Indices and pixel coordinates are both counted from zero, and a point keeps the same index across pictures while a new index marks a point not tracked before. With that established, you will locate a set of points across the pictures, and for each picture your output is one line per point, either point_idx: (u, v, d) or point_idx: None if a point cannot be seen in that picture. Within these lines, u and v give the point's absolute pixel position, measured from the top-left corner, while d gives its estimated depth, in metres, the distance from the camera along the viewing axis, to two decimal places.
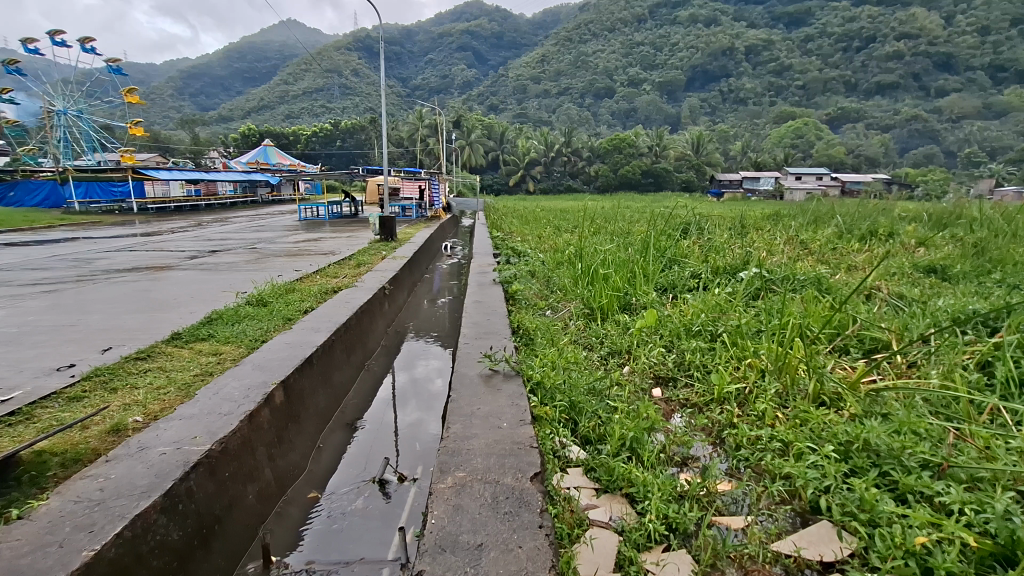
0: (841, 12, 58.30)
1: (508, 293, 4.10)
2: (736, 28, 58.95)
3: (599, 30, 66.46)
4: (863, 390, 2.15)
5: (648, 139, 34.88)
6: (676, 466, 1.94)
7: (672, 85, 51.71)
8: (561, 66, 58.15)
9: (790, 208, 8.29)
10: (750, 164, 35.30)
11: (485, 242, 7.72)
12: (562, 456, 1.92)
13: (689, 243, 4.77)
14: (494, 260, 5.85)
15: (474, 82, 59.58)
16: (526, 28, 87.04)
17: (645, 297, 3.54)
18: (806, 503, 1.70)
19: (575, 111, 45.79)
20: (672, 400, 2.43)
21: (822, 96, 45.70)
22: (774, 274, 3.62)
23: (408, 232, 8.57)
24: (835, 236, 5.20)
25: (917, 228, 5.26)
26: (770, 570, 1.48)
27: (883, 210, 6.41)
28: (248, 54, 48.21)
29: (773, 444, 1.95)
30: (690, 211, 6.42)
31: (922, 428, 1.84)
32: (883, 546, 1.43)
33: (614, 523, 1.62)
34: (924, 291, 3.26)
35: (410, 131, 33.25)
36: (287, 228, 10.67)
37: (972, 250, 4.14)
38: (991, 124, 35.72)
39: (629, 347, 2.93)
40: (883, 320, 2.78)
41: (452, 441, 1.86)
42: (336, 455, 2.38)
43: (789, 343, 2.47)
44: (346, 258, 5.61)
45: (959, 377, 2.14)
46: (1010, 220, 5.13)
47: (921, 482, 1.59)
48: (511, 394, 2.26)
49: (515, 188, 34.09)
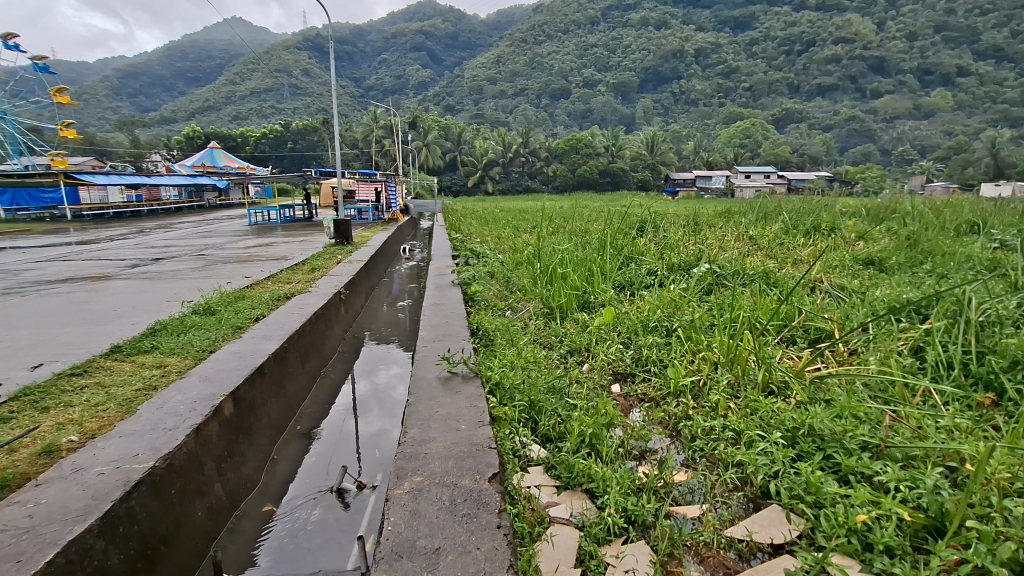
0: (782, 18, 61.23)
1: (467, 294, 4.08)
2: (685, 32, 60.72)
3: (553, 32, 67.06)
4: (808, 377, 2.26)
5: (604, 139, 35.52)
6: (634, 459, 1.98)
7: (626, 86, 52.88)
8: (517, 67, 58.38)
9: (739, 204, 8.54)
10: (701, 164, 36.44)
11: (444, 244, 7.67)
12: (522, 455, 1.93)
13: (644, 241, 4.88)
14: (453, 261, 5.83)
15: (430, 83, 59.25)
16: (481, 29, 87.18)
17: (603, 295, 3.61)
18: (757, 488, 1.77)
19: (532, 112, 46.23)
20: (630, 396, 2.48)
21: (767, 97, 47.72)
22: (725, 269, 3.76)
23: (365, 235, 8.45)
24: (783, 231, 5.42)
25: (857, 222, 5.57)
26: (726, 555, 1.53)
27: (825, 206, 6.75)
28: (190, 52, 46.07)
29: (726, 433, 2.01)
30: (645, 209, 6.55)
31: (862, 411, 1.94)
32: (828, 526, 1.51)
33: (575, 518, 1.64)
34: (863, 281, 3.45)
35: (365, 131, 32.74)
36: (236, 233, 10.30)
37: (906, 243, 4.40)
38: (921, 123, 38.33)
39: (588, 344, 2.97)
40: (825, 311, 2.93)
41: (409, 445, 1.84)
42: (293, 466, 2.33)
43: (739, 336, 2.56)
44: (300, 264, 5.45)
45: (895, 363, 2.28)
46: (939, 214, 5.51)
47: (861, 463, 1.68)
48: (469, 395, 2.25)
49: (474, 189, 34.05)
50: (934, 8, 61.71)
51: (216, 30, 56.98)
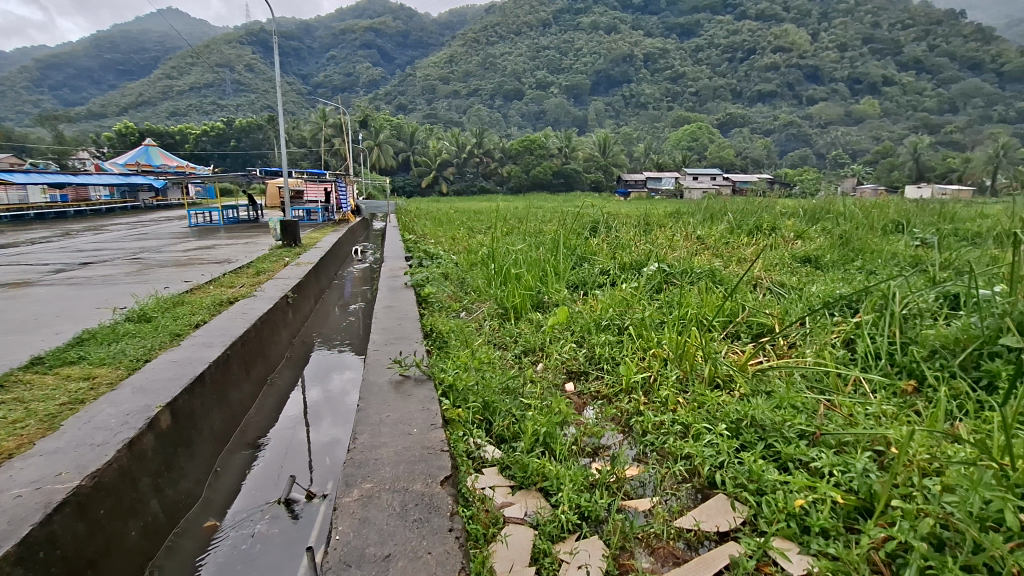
0: (725, 26, 63.84)
1: (420, 297, 4.02)
2: (633, 37, 62.33)
3: (505, 33, 67.19)
4: (750, 371, 2.37)
5: (558, 140, 35.95)
6: (587, 456, 2.01)
7: (578, 88, 53.66)
8: (470, 67, 58.17)
9: (687, 205, 8.76)
10: (652, 165, 37.46)
11: (396, 245, 7.56)
12: (477, 457, 1.92)
13: (597, 241, 4.97)
14: (406, 262, 5.77)
15: (381, 82, 58.20)
16: (433, 27, 86.34)
17: (556, 295, 3.65)
18: (703, 478, 1.83)
19: (485, 112, 46.17)
20: (584, 394, 2.51)
21: (712, 102, 49.58)
22: (674, 268, 3.88)
23: (314, 237, 8.20)
24: (728, 231, 5.65)
25: (796, 222, 5.86)
26: (675, 545, 1.58)
27: (767, 206, 7.09)
28: (120, 43, 43.28)
29: (674, 427, 2.07)
30: (599, 209, 6.68)
31: (799, 402, 2.05)
32: (768, 511, 1.59)
33: (529, 517, 1.66)
34: (801, 279, 3.63)
35: (313, 130, 31.78)
36: (174, 236, 9.76)
37: (838, 242, 4.67)
38: (852, 129, 40.85)
39: (542, 344, 2.99)
40: (767, 307, 3.07)
41: (359, 451, 1.79)
42: (237, 478, 2.23)
43: (686, 333, 2.65)
44: (244, 267, 5.22)
45: (830, 354, 2.42)
46: (868, 214, 5.90)
47: (800, 451, 1.78)
48: (421, 399, 2.20)
49: (428, 189, 33.60)
50: (861, 20, 65.93)
51: (149, 21, 53.80)
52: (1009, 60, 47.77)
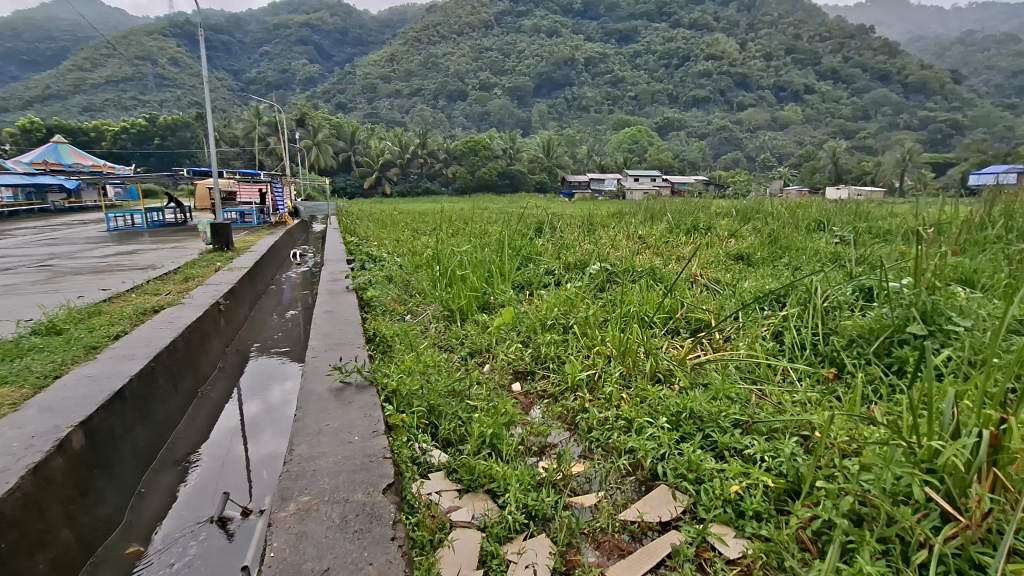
0: (660, 33, 66.48)
1: (363, 300, 3.91)
2: (574, 41, 63.52)
3: (447, 33, 66.74)
4: (689, 365, 2.46)
5: (502, 142, 35.88)
6: (534, 455, 2.02)
7: (521, 90, 54.15)
8: (411, 67, 57.44)
9: (629, 206, 9.01)
10: (594, 167, 38.22)
11: (338, 247, 7.34)
12: (422, 462, 1.89)
13: (541, 242, 5.03)
14: (347, 265, 5.60)
15: (318, 79, 56.46)
16: (372, 25, 84.60)
17: (503, 295, 3.66)
18: (646, 470, 1.88)
19: (428, 113, 45.82)
20: (531, 393, 2.53)
21: (651, 106, 51.26)
22: (616, 267, 3.99)
23: (248, 240, 7.83)
24: (668, 231, 5.86)
25: (729, 222, 6.16)
26: (619, 538, 1.62)
27: (703, 207, 7.39)
28: (22, 31, 39.61)
29: (618, 422, 2.12)
30: (544, 210, 6.79)
31: (733, 392, 2.15)
32: (707, 499, 1.66)
33: (477, 520, 1.65)
34: (734, 275, 3.81)
35: (246, 128, 30.43)
36: (90, 241, 9.04)
37: (768, 240, 4.94)
38: (778, 134, 43.51)
39: (488, 345, 2.99)
40: (704, 302, 3.20)
41: (297, 462, 1.72)
42: (165, 499, 2.09)
43: (628, 330, 2.72)
44: (170, 273, 4.90)
45: (760, 346, 2.57)
46: (795, 214, 6.28)
47: (733, 439, 1.87)
48: (363, 404, 2.13)
49: (371, 190, 32.89)
50: (784, 32, 70.44)
51: (57, 10, 49.66)
52: (911, 72, 52.37)
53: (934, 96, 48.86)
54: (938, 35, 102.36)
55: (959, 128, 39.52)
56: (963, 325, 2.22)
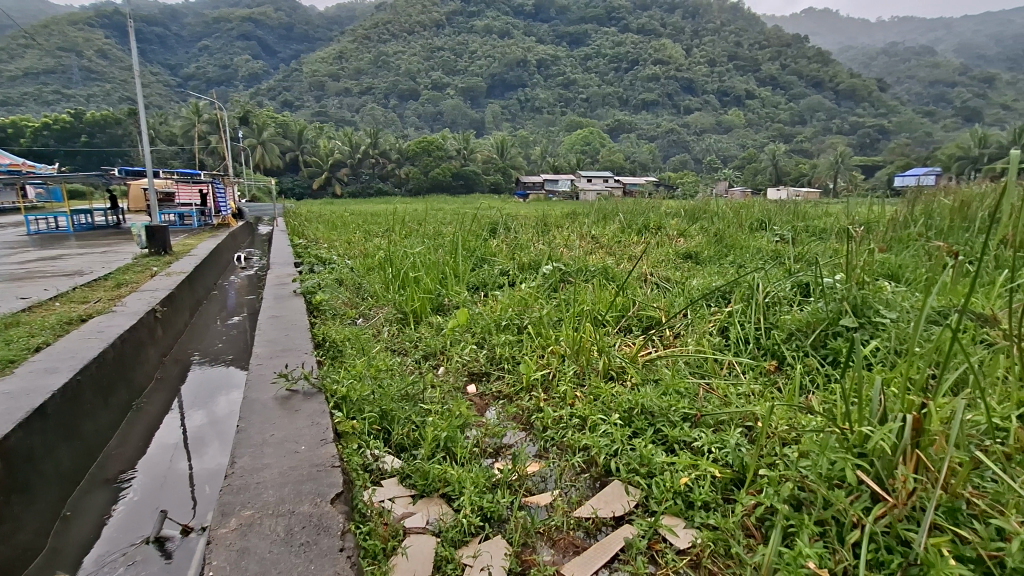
0: (610, 37, 68.06)
1: (311, 304, 3.78)
2: (526, 43, 64.06)
3: (398, 31, 65.82)
4: (641, 362, 2.52)
5: (455, 142, 35.57)
6: (489, 457, 2.01)
7: (474, 91, 54.11)
8: (361, 65, 56.32)
9: (583, 206, 9.20)
10: (548, 168, 38.61)
11: (285, 250, 7.11)
12: (375, 468, 1.86)
13: (496, 242, 5.04)
14: (295, 268, 5.42)
15: (263, 76, 54.52)
16: (319, 22, 82.57)
17: (457, 297, 3.64)
18: (600, 467, 1.91)
19: (379, 112, 45.08)
20: (486, 394, 2.52)
21: (602, 108, 52.30)
22: (570, 267, 4.03)
23: (188, 243, 7.44)
24: (620, 231, 5.98)
25: (678, 222, 6.35)
26: (574, 535, 1.64)
27: (653, 207, 7.60)
28: None
29: (573, 421, 2.14)
30: (499, 211, 6.81)
31: (683, 387, 2.22)
32: (659, 492, 1.70)
33: (432, 525, 1.63)
34: (683, 273, 3.95)
35: (184, 126, 29.13)
36: (8, 245, 8.38)
37: (714, 239, 5.13)
38: (722, 137, 45.29)
39: (442, 347, 2.95)
40: (655, 301, 3.28)
41: (238, 476, 1.64)
42: (96, 521, 1.96)
43: (580, 329, 2.75)
44: (100, 279, 4.60)
45: (708, 341, 2.66)
46: (739, 213, 6.55)
47: (683, 433, 1.93)
48: (311, 413, 2.06)
49: (320, 192, 32.08)
50: (727, 39, 73.54)
51: None
52: (842, 80, 55.77)
53: (863, 103, 52.18)
54: (866, 46, 109.44)
55: (885, 132, 42.33)
56: (889, 317, 2.39)
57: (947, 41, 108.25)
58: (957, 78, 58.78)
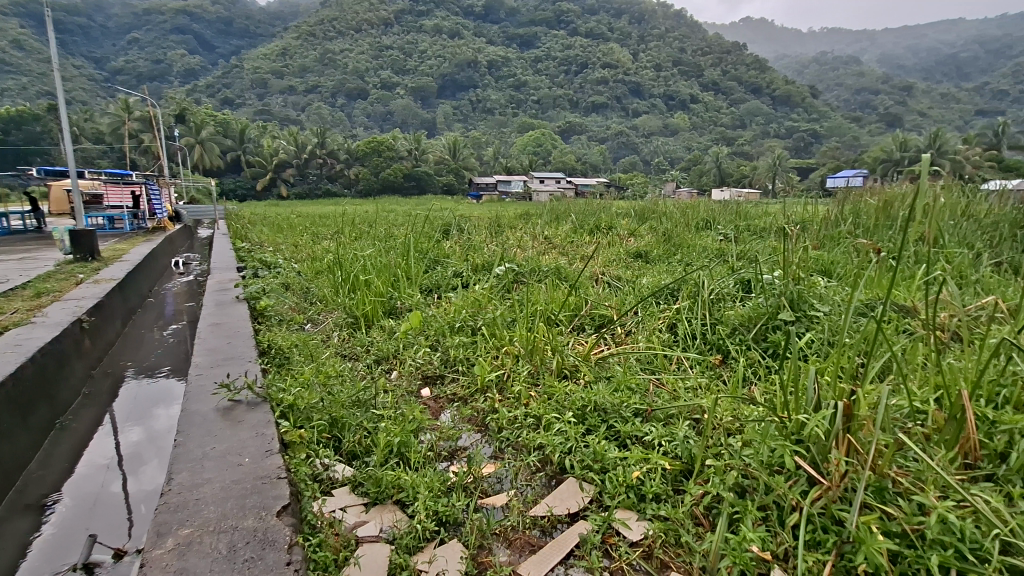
0: (559, 41, 69.23)
1: (255, 310, 3.62)
2: (476, 44, 64.05)
3: (344, 28, 64.32)
4: (593, 359, 2.56)
5: (406, 142, 35.07)
6: (444, 460, 2.00)
7: (424, 91, 53.63)
8: (306, 63, 54.66)
9: (536, 207, 9.32)
10: (501, 169, 38.72)
11: (227, 253, 6.78)
12: (324, 479, 1.81)
13: (449, 243, 5.03)
14: (238, 273, 5.19)
15: (200, 72, 52.09)
16: (261, 17, 79.75)
17: (410, 299, 3.59)
18: (556, 465, 1.93)
19: (326, 111, 43.95)
20: (440, 397, 2.50)
21: (553, 110, 52.98)
22: (524, 268, 4.06)
23: (118, 248, 6.97)
24: (572, 231, 6.09)
25: (628, 222, 6.51)
26: (531, 534, 1.65)
27: (604, 207, 7.74)
28: None
29: (527, 421, 2.15)
30: (452, 213, 6.78)
31: (634, 383, 2.29)
32: (612, 486, 1.74)
33: (386, 533, 1.61)
34: (633, 272, 4.05)
35: (112, 124, 27.39)
36: None
37: (663, 238, 5.29)
38: (668, 140, 46.82)
39: (395, 351, 2.91)
40: (607, 299, 3.35)
41: (176, 493, 1.55)
42: (16, 548, 1.82)
43: (533, 329, 2.77)
44: (17, 288, 4.26)
45: (658, 338, 2.75)
46: (687, 213, 6.76)
47: (635, 428, 1.98)
48: (255, 423, 1.97)
49: (264, 193, 30.95)
50: (671, 45, 76.24)
51: None
52: (777, 86, 58.79)
53: (797, 109, 55.24)
54: (799, 54, 116.06)
55: (817, 137, 44.93)
56: (823, 310, 2.54)
57: (870, 53, 116.57)
58: (880, 86, 63.14)
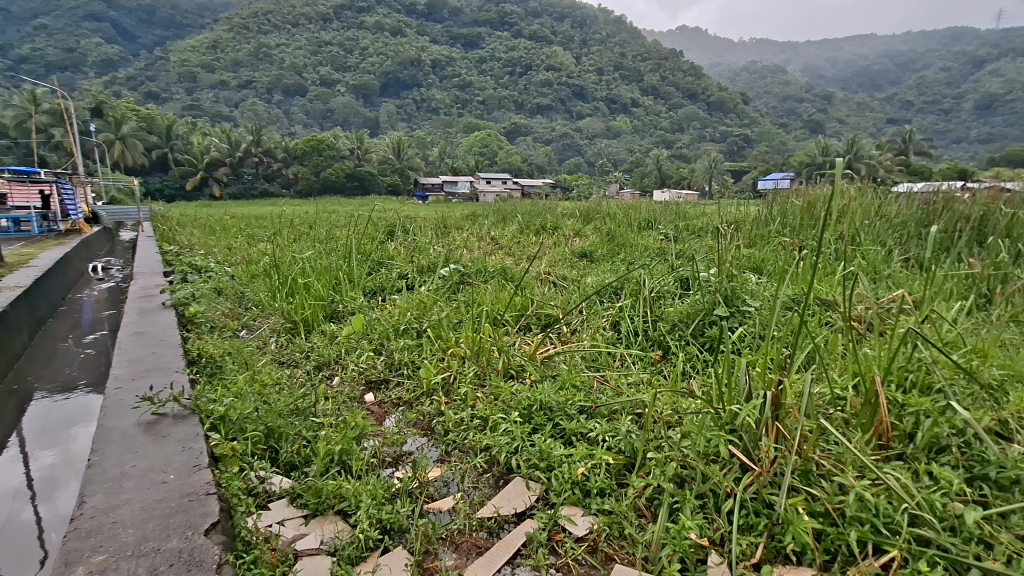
0: (503, 42, 69.61)
1: (184, 317, 3.39)
2: (419, 42, 63.31)
3: (280, 22, 61.78)
4: (539, 359, 2.58)
5: (348, 142, 34.20)
6: (389, 466, 1.95)
7: (367, 88, 52.45)
8: (239, 57, 52.20)
9: (483, 208, 9.34)
10: (447, 169, 38.48)
11: (153, 257, 6.36)
12: (260, 492, 1.74)
13: (394, 244, 4.94)
14: (165, 278, 4.85)
15: (119, 62, 48.62)
16: (187, 7, 75.46)
17: (352, 303, 3.50)
18: (502, 465, 1.93)
19: (262, 108, 42.21)
20: (385, 402, 2.45)
21: (498, 112, 53.26)
22: (469, 268, 4.04)
23: (25, 253, 6.37)
24: (519, 231, 6.15)
25: (574, 223, 6.62)
26: (478, 535, 1.64)
27: (549, 209, 7.83)
28: None
29: (473, 422, 2.14)
30: (397, 213, 6.66)
31: (578, 380, 2.32)
32: (557, 484, 1.76)
33: (327, 545, 1.56)
34: (578, 271, 4.12)
35: (16, 116, 25.09)
36: None
37: (607, 238, 5.43)
38: (611, 142, 48.12)
39: (336, 356, 2.82)
40: (552, 299, 3.38)
41: (90, 518, 1.43)
42: None
43: (480, 331, 2.76)
44: None
45: (602, 337, 2.81)
46: (630, 214, 6.94)
47: (580, 425, 2.01)
48: (182, 437, 1.85)
49: (195, 193, 29.29)
50: (612, 50, 78.48)
51: None
52: (712, 93, 61.68)
53: (730, 114, 58.17)
54: (730, 63, 122.53)
55: (749, 141, 47.43)
56: (753, 306, 2.69)
57: (794, 63, 124.28)
58: (803, 94, 67.50)
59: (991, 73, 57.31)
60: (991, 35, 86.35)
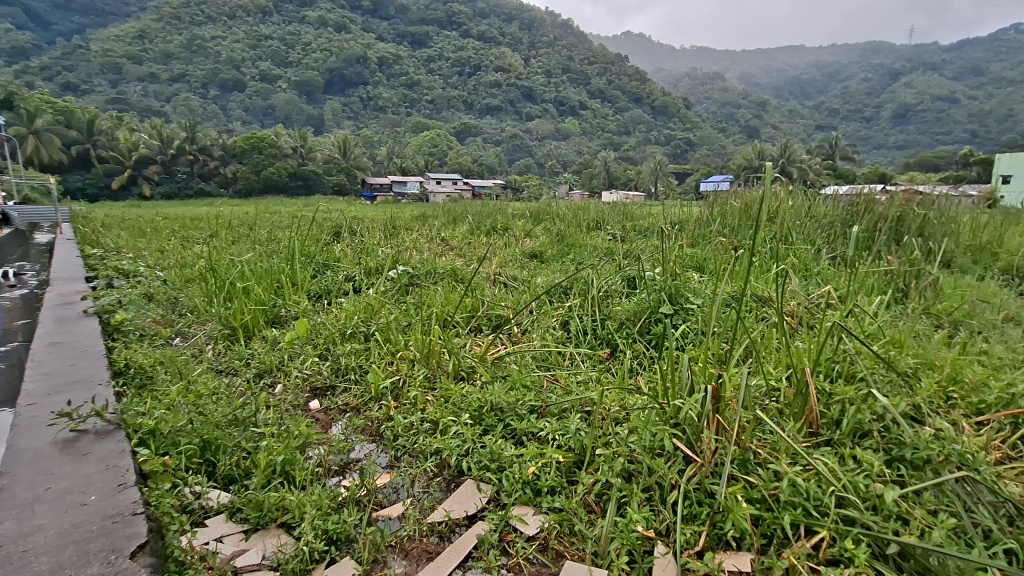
0: (451, 42, 69.13)
1: (109, 325, 3.15)
2: (364, 39, 61.90)
3: (215, 14, 58.76)
4: (490, 360, 2.58)
5: (290, 140, 32.96)
6: (334, 475, 1.90)
7: (309, 85, 50.63)
8: (170, 48, 49.33)
9: (433, 208, 9.25)
10: (395, 169, 37.82)
11: (73, 261, 5.88)
12: (195, 508, 1.65)
13: (340, 246, 4.81)
14: (86, 283, 4.50)
15: (32, 51, 44.81)
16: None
17: (295, 307, 3.38)
18: (452, 468, 1.91)
19: (196, 103, 40.02)
20: (332, 409, 2.37)
21: (447, 112, 52.78)
22: (417, 270, 3.99)
23: None
24: (469, 232, 6.14)
25: (524, 223, 6.66)
26: (427, 540, 1.62)
27: (500, 209, 7.85)
28: None
29: (423, 426, 2.11)
30: (343, 213, 6.46)
31: (529, 380, 2.34)
32: (509, 485, 1.75)
33: (269, 559, 1.50)
34: (528, 272, 4.15)
35: None
36: None
37: (556, 238, 5.51)
38: (559, 144, 48.70)
39: (279, 363, 2.71)
40: (502, 300, 3.38)
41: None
42: None
43: (429, 333, 2.72)
44: None
45: (551, 336, 2.84)
46: (579, 215, 7.05)
47: (530, 425, 2.02)
48: (105, 454, 1.72)
49: (121, 193, 27.45)
50: (560, 53, 79.43)
51: None
52: (656, 97, 63.63)
53: (673, 118, 60.23)
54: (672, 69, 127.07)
55: (691, 144, 49.13)
56: (696, 303, 2.80)
57: (732, 70, 130.33)
58: (740, 101, 70.72)
59: (906, 85, 62.07)
60: (905, 50, 93.66)
